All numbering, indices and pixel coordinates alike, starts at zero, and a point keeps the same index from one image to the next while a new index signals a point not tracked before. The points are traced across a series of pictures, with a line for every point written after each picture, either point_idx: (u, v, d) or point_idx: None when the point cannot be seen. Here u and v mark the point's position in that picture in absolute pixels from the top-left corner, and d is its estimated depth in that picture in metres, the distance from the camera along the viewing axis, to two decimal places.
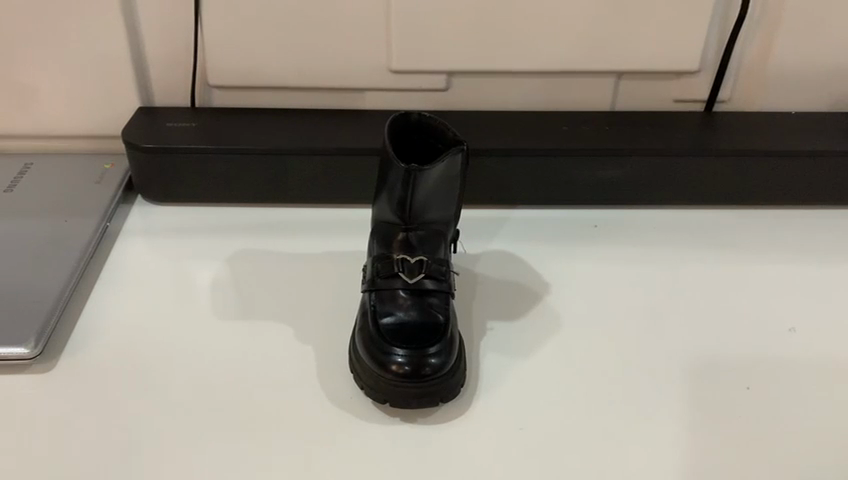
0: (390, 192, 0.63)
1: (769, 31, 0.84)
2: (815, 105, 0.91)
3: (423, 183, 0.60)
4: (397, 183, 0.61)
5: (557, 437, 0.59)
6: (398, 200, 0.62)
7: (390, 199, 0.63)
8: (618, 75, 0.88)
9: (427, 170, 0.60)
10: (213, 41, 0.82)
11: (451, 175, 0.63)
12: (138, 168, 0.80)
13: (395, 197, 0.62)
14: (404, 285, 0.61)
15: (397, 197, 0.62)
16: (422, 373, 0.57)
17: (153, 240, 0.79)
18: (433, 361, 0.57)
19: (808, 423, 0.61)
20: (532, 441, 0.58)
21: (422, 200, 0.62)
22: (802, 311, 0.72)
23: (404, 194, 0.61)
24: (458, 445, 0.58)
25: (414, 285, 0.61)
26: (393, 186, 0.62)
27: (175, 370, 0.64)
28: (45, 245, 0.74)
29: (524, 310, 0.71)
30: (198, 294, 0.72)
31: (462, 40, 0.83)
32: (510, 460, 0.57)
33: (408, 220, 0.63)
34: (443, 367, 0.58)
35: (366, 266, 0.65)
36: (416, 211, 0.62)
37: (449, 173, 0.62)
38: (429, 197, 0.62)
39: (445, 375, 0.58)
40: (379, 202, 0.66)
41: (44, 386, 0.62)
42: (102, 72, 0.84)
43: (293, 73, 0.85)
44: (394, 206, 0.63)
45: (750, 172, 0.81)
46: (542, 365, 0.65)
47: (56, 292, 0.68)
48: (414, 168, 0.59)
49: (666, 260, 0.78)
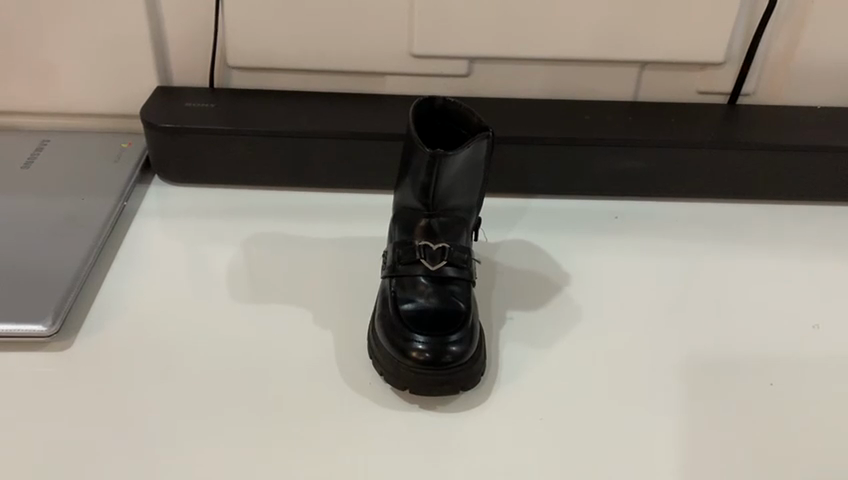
0: (412, 177, 0.62)
1: (798, 23, 0.83)
2: (840, 100, 0.90)
3: (448, 168, 0.60)
4: (421, 168, 0.60)
5: (576, 430, 0.58)
6: (423, 185, 0.61)
7: (413, 184, 0.62)
8: (643, 65, 0.87)
9: (453, 155, 0.59)
10: (234, 20, 0.81)
11: (476, 162, 0.62)
12: (156, 147, 0.79)
13: (418, 182, 0.61)
14: (426, 272, 0.61)
15: (421, 182, 0.61)
16: (442, 361, 0.56)
17: (170, 221, 0.79)
18: (454, 349, 0.57)
19: (830, 422, 0.60)
20: (551, 430, 0.58)
21: (445, 186, 0.61)
22: (823, 308, 0.71)
23: (427, 179, 0.60)
24: (478, 432, 0.58)
25: (436, 272, 0.61)
26: (417, 170, 0.61)
27: (193, 352, 0.64)
28: (63, 223, 0.73)
29: (544, 301, 0.71)
30: (216, 277, 0.72)
31: (486, 25, 0.82)
32: (529, 449, 0.56)
33: (432, 207, 0.63)
34: (463, 355, 0.57)
35: (386, 252, 0.65)
36: (440, 197, 0.62)
37: (475, 159, 0.61)
38: (453, 183, 0.61)
39: (465, 364, 0.57)
40: (401, 187, 0.65)
41: (61, 365, 0.62)
42: (122, 49, 0.83)
43: (313, 55, 0.85)
44: (417, 191, 0.62)
45: (775, 166, 0.80)
46: (562, 356, 0.65)
47: (75, 270, 0.68)
48: (440, 152, 0.58)
49: (682, 256, 0.77)
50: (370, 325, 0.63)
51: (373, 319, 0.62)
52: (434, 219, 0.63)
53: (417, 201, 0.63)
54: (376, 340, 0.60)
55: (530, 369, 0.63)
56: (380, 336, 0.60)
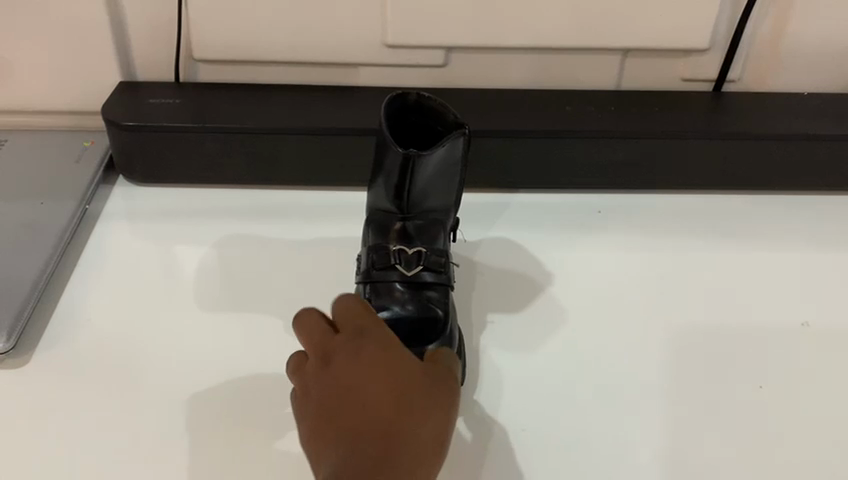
0: (385, 178, 0.59)
1: (784, 8, 0.81)
2: (826, 85, 0.88)
3: (422, 169, 0.57)
4: (394, 169, 0.57)
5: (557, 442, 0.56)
6: (396, 187, 0.58)
7: (386, 186, 0.59)
8: (625, 53, 0.84)
9: (427, 155, 0.56)
10: (197, 12, 0.78)
11: (452, 161, 0.59)
12: (118, 146, 0.76)
13: (391, 184, 0.58)
14: (402, 278, 0.58)
15: (395, 184, 0.58)
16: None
17: (135, 224, 0.75)
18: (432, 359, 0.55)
19: (819, 426, 0.58)
20: (530, 446, 0.56)
21: (420, 188, 0.58)
22: (810, 303, 0.69)
23: (401, 181, 0.57)
24: (456, 450, 0.56)
25: (412, 278, 0.58)
26: (390, 172, 0.58)
27: (158, 363, 0.61)
28: (20, 230, 0.70)
29: (525, 302, 0.68)
30: (184, 281, 0.69)
31: (462, 14, 0.79)
32: (507, 466, 0.55)
33: (407, 209, 0.60)
34: None
35: (360, 256, 0.62)
36: (415, 199, 0.59)
37: (451, 158, 0.58)
38: (428, 185, 0.59)
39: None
40: (374, 188, 0.62)
41: (18, 382, 0.59)
42: (80, 43, 0.79)
43: (283, 47, 0.81)
44: (391, 193, 0.59)
45: (761, 157, 0.77)
46: (544, 361, 0.63)
47: (32, 280, 0.64)
48: (413, 153, 0.55)
49: (666, 250, 0.75)
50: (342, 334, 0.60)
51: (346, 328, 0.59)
52: (408, 222, 0.60)
53: (390, 203, 0.60)
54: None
55: (510, 378, 0.61)
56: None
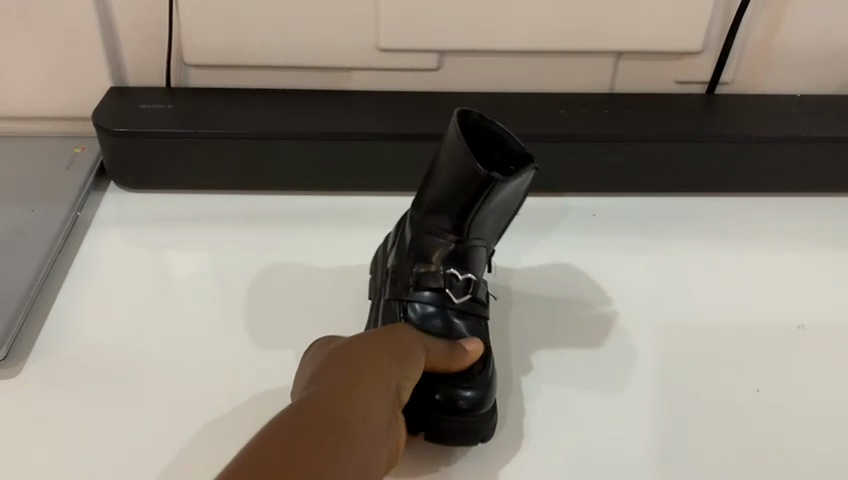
0: (444, 194, 0.57)
1: (776, 9, 0.81)
2: (819, 87, 0.88)
3: (496, 197, 0.56)
4: (465, 189, 0.55)
5: (551, 440, 0.56)
6: (458, 207, 0.57)
7: (444, 203, 0.57)
8: (619, 55, 0.84)
9: (509, 183, 0.55)
10: (188, 17, 0.77)
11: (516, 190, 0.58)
12: (110, 153, 0.75)
13: (459, 205, 0.56)
14: (445, 302, 0.58)
15: (462, 206, 0.56)
16: (457, 408, 0.52)
17: (127, 231, 0.75)
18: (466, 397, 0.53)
19: (816, 429, 0.58)
20: (535, 449, 0.56)
21: (485, 215, 0.57)
22: (805, 304, 0.69)
23: (473, 204, 0.56)
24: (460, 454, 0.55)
25: (460, 306, 0.59)
26: (456, 191, 0.56)
27: (152, 372, 0.60)
28: (10, 237, 0.69)
29: (541, 318, 0.67)
30: (174, 288, 0.68)
31: (455, 18, 0.79)
32: (508, 460, 0.55)
33: (465, 233, 0.58)
34: (480, 401, 0.53)
35: (398, 270, 0.61)
36: (477, 225, 0.58)
37: (520, 187, 0.58)
38: (494, 213, 0.58)
39: (475, 415, 0.53)
40: (425, 198, 0.60)
41: (7, 393, 0.58)
42: (70, 48, 0.78)
43: (275, 51, 0.81)
44: (449, 210, 0.57)
45: (756, 159, 0.77)
46: (544, 363, 0.63)
47: (22, 290, 0.64)
48: (499, 179, 0.54)
49: (662, 254, 0.74)
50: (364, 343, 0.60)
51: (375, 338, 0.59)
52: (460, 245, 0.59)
53: (445, 221, 0.58)
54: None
55: (515, 383, 0.61)
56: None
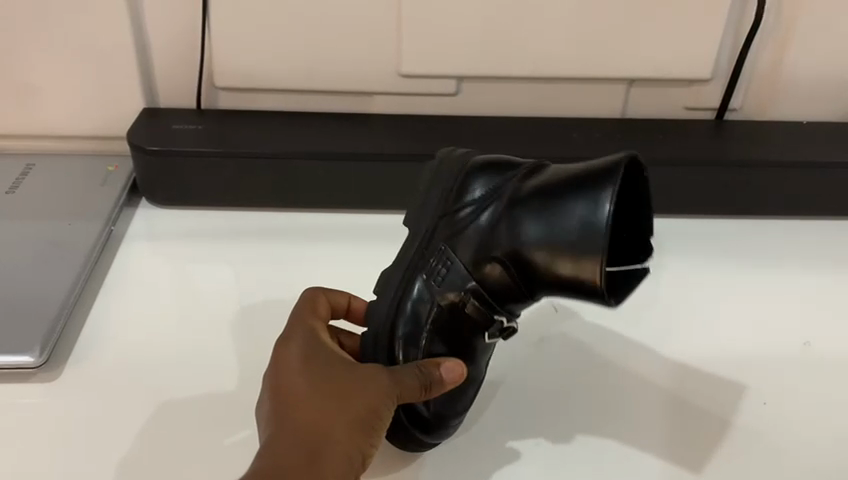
0: (550, 259, 0.56)
1: (783, 39, 0.84)
2: (826, 114, 0.90)
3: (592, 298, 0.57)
4: (571, 274, 0.55)
5: (543, 446, 0.59)
6: (546, 272, 0.57)
7: (540, 253, 0.57)
8: (630, 82, 0.87)
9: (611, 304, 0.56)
10: (220, 43, 0.81)
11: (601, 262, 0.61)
12: (143, 170, 0.79)
13: (554, 273, 0.57)
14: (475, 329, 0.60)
15: (556, 277, 0.56)
16: (415, 420, 0.55)
17: (158, 245, 0.78)
18: (422, 409, 0.56)
19: (824, 441, 0.60)
20: (528, 455, 0.58)
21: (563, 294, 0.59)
22: (815, 324, 0.70)
23: (565, 287, 0.56)
24: (454, 461, 0.58)
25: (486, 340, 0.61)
26: (564, 271, 0.55)
27: (182, 379, 0.63)
28: (49, 250, 0.72)
29: (569, 333, 0.69)
30: (203, 301, 0.71)
31: (474, 45, 0.82)
32: (500, 461, 0.57)
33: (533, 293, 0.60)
34: (428, 419, 0.56)
35: (453, 261, 0.59)
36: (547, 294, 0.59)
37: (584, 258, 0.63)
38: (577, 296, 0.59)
39: (421, 433, 0.56)
40: (530, 228, 0.57)
41: (45, 395, 0.61)
42: (108, 72, 0.82)
43: (301, 76, 0.84)
44: (538, 265, 0.57)
45: (764, 182, 0.80)
46: (555, 374, 0.65)
47: (61, 300, 0.67)
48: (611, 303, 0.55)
49: (674, 274, 0.76)
50: (387, 292, 0.59)
51: (397, 305, 0.58)
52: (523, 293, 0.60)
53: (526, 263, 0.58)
54: (381, 335, 0.57)
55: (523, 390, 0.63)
56: (387, 335, 0.57)
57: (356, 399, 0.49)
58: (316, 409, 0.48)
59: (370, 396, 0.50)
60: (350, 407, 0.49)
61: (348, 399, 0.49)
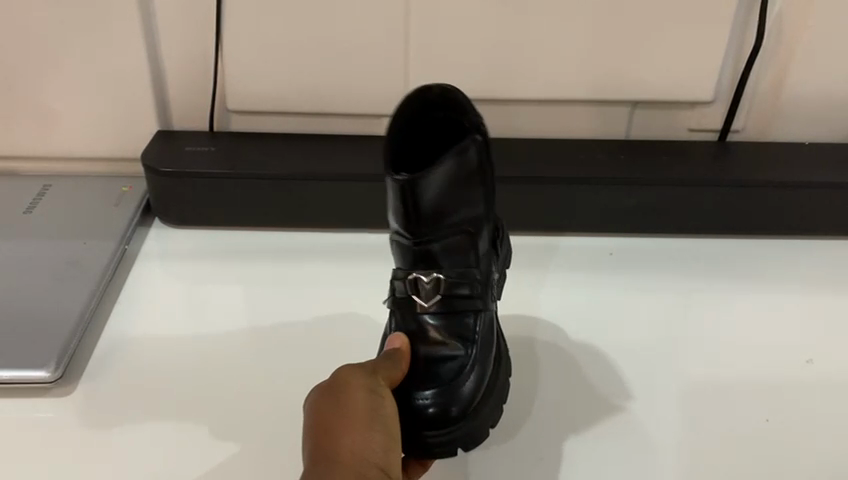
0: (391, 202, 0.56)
1: (783, 62, 0.86)
2: (827, 135, 0.92)
3: (424, 192, 0.54)
4: (394, 198, 0.55)
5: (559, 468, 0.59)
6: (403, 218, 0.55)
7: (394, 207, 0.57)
8: (634, 105, 0.89)
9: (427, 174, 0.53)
10: (232, 68, 0.83)
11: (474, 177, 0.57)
12: (158, 192, 0.81)
13: (396, 209, 0.55)
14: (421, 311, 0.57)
15: (400, 209, 0.55)
16: (447, 414, 0.53)
17: (170, 263, 0.80)
18: (453, 407, 0.53)
19: (824, 457, 0.60)
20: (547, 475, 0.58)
21: (429, 209, 0.55)
22: (814, 341, 0.71)
23: (404, 205, 0.54)
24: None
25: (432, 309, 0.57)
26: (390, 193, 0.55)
27: (191, 393, 0.64)
28: (64, 269, 0.74)
29: (588, 357, 0.69)
30: (211, 317, 0.72)
31: (479, 69, 0.84)
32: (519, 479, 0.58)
33: (421, 234, 0.56)
34: (462, 405, 0.54)
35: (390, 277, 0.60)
36: (425, 219, 0.55)
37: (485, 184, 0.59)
38: (439, 201, 0.55)
39: (464, 419, 0.54)
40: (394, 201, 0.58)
41: (59, 409, 0.62)
42: (124, 96, 0.85)
43: (311, 99, 0.86)
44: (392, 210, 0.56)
45: (765, 203, 0.81)
46: (571, 396, 0.65)
47: (76, 316, 0.68)
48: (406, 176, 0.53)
49: (677, 293, 0.77)
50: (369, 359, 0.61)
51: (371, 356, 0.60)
52: (428, 244, 0.56)
53: (402, 234, 0.57)
54: None
55: (540, 408, 0.64)
56: None
57: (354, 412, 0.50)
58: (331, 443, 0.49)
59: (360, 400, 0.51)
60: (354, 422, 0.50)
61: (349, 418, 0.50)
